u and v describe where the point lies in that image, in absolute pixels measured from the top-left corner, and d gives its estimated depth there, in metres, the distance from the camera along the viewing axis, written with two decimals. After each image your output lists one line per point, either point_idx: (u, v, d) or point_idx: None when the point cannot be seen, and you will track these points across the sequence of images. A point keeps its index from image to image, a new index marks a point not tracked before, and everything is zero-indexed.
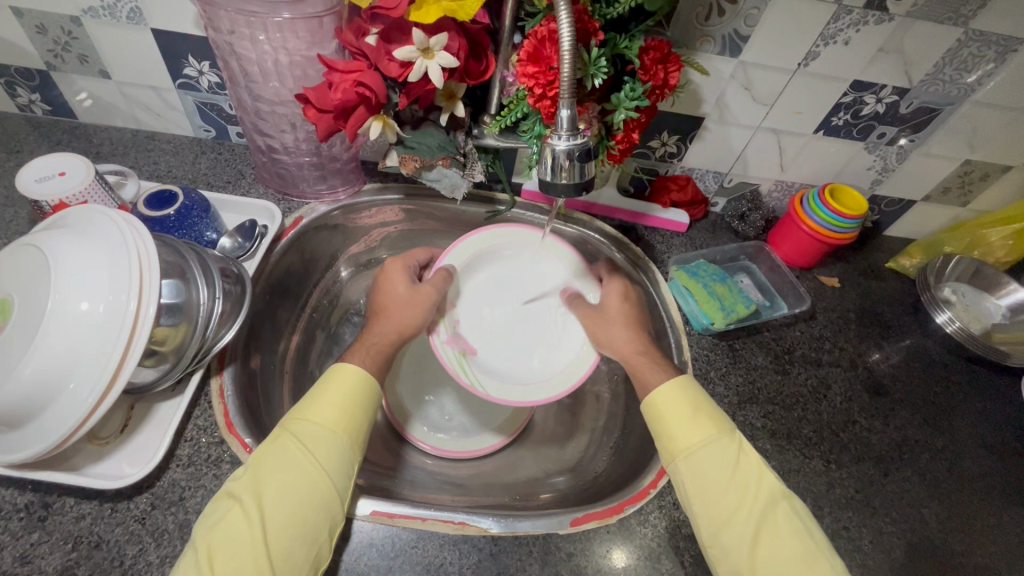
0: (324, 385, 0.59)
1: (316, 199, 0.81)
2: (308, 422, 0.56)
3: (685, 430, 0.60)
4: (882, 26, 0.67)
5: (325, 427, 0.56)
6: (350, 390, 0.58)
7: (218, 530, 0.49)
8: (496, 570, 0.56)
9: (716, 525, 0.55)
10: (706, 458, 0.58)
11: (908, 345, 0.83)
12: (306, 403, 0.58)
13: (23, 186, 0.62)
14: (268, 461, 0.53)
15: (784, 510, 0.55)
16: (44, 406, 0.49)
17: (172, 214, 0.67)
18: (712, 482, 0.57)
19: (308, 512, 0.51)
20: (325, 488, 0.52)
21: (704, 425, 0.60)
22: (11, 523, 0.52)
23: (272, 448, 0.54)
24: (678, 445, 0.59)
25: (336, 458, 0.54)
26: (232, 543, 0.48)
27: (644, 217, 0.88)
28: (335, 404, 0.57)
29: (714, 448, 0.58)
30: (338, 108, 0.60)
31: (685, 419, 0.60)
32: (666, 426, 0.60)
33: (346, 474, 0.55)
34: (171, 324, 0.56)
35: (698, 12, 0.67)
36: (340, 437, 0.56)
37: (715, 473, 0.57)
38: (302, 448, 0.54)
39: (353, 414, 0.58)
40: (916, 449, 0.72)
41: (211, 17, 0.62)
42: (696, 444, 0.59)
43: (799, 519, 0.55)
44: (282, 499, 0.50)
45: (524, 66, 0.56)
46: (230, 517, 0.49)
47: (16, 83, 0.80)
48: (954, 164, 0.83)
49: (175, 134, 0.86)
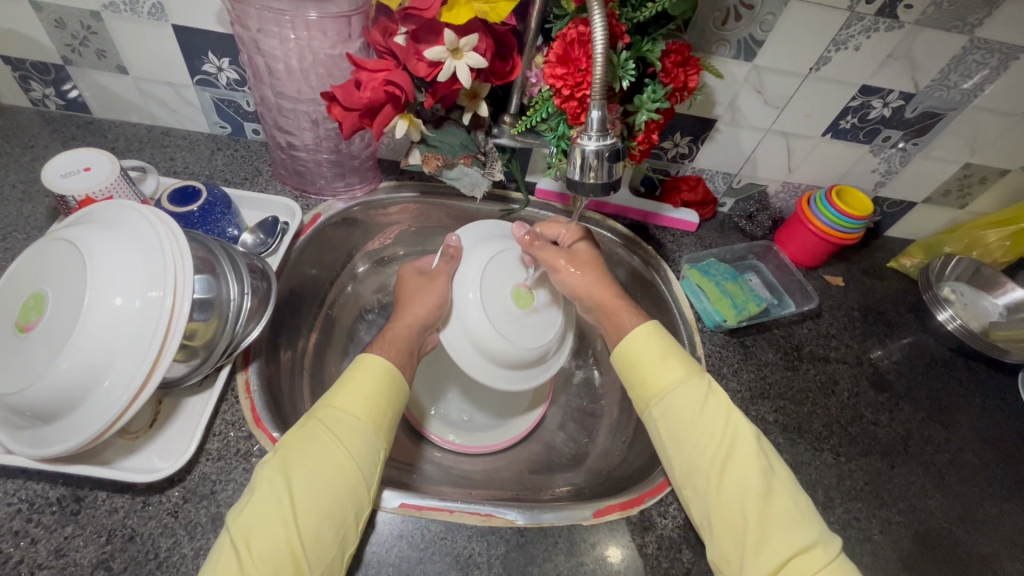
0: (349, 376, 0.60)
1: (333, 196, 0.81)
2: (334, 410, 0.57)
3: (661, 369, 0.65)
4: (892, 33, 0.69)
5: (351, 415, 0.57)
6: (374, 380, 0.59)
7: (251, 512, 0.50)
8: (523, 560, 0.58)
9: (696, 459, 0.60)
10: (682, 394, 0.63)
11: (910, 342, 0.86)
12: (332, 392, 0.59)
13: (48, 181, 0.62)
14: (296, 446, 0.54)
15: (748, 442, 0.61)
16: (80, 401, 0.49)
17: (196, 210, 0.67)
18: (687, 418, 0.62)
19: (334, 495, 0.51)
20: (351, 472, 0.53)
21: (678, 365, 0.65)
22: (44, 517, 0.52)
23: (299, 435, 0.55)
24: (657, 384, 0.64)
25: (361, 444, 0.55)
26: (262, 524, 0.49)
27: (656, 217, 0.90)
28: (359, 391, 0.58)
29: (687, 386, 0.64)
30: (366, 107, 0.61)
31: (660, 358, 0.65)
32: (646, 367, 0.65)
33: (371, 461, 0.55)
34: (202, 319, 0.57)
35: (716, 17, 0.69)
36: (365, 423, 0.57)
37: (690, 407, 0.62)
38: (330, 433, 0.55)
39: (377, 403, 0.58)
40: (921, 442, 0.75)
41: (239, 15, 0.62)
42: (672, 383, 0.64)
43: (760, 453, 0.60)
44: (310, 481, 0.51)
45: (552, 67, 0.57)
46: (259, 502, 0.50)
47: (31, 77, 0.79)
48: (955, 167, 0.86)
49: (190, 130, 0.86)
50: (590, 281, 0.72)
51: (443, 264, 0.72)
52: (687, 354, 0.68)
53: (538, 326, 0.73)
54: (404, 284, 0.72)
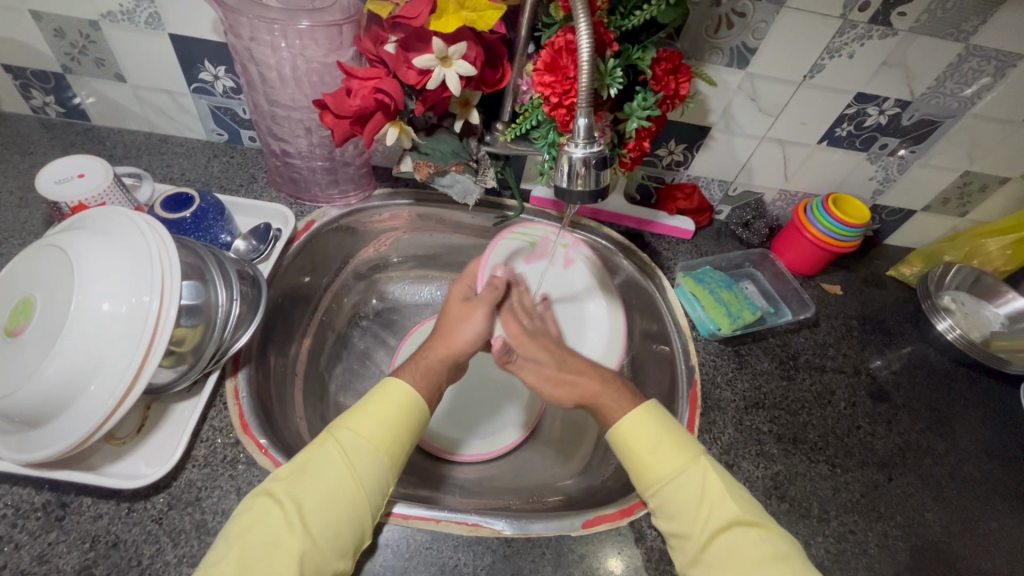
0: (371, 399, 0.58)
1: (328, 202, 0.82)
2: (353, 434, 0.55)
3: (652, 461, 0.59)
4: (886, 41, 0.69)
5: (369, 442, 0.55)
6: (396, 410, 0.58)
7: (256, 528, 0.49)
8: (509, 571, 0.57)
9: (689, 552, 0.55)
10: (671, 492, 0.57)
11: (909, 352, 0.85)
12: (352, 413, 0.57)
13: (42, 187, 0.63)
14: (310, 467, 0.53)
15: (752, 534, 0.54)
16: (65, 405, 0.49)
17: (188, 216, 0.68)
18: (681, 513, 0.56)
19: (341, 527, 0.51)
20: (361, 501, 0.52)
21: (674, 454, 0.59)
22: (29, 522, 0.52)
23: (315, 455, 0.54)
24: (648, 477, 0.59)
25: (374, 474, 0.54)
26: (265, 547, 0.48)
27: (651, 224, 0.89)
28: (379, 418, 0.57)
29: (684, 478, 0.58)
30: (356, 114, 0.61)
31: (651, 452, 0.59)
32: (634, 459, 0.60)
33: (381, 490, 0.55)
34: (190, 325, 0.57)
35: (708, 25, 0.69)
36: (380, 453, 0.55)
37: (685, 504, 0.57)
38: (345, 461, 0.53)
39: (395, 431, 0.57)
40: (919, 454, 0.73)
41: (232, 23, 0.63)
42: (665, 476, 0.58)
43: (769, 545, 0.54)
44: (321, 507, 0.51)
45: (541, 75, 0.57)
46: (266, 519, 0.50)
47: (31, 86, 0.81)
48: (954, 175, 0.85)
49: (188, 137, 0.87)
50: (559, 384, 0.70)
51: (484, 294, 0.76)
52: (683, 434, 0.61)
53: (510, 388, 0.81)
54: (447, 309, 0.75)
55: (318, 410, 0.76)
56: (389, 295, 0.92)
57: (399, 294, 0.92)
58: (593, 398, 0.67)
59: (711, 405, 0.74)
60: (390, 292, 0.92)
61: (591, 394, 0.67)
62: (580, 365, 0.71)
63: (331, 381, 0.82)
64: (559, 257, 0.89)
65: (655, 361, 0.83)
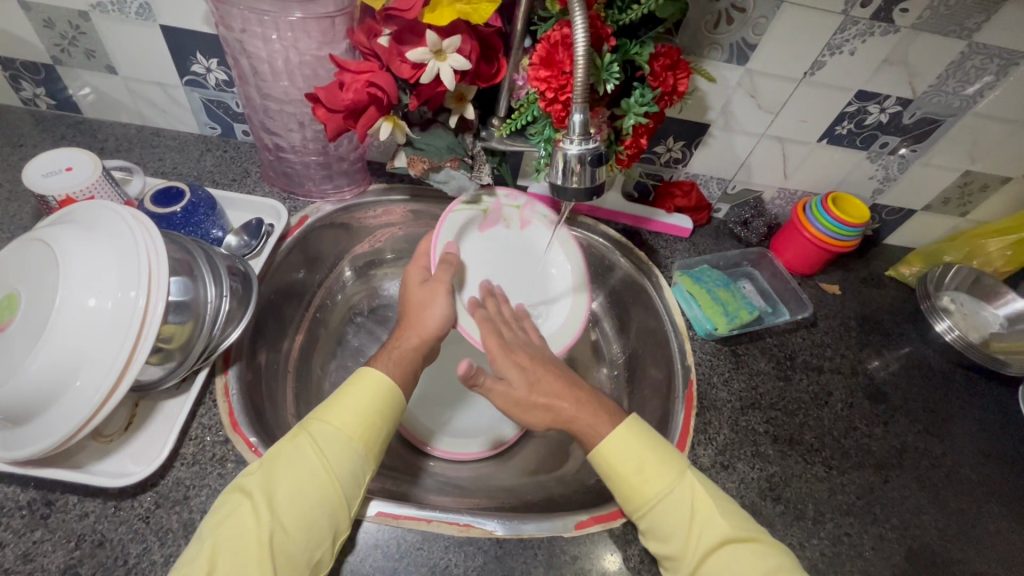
0: (347, 388, 0.58)
1: (321, 198, 0.81)
2: (325, 423, 0.55)
3: (640, 482, 0.58)
4: (887, 38, 0.68)
5: (342, 431, 0.55)
6: (368, 398, 0.57)
7: (227, 522, 0.49)
8: (501, 572, 0.56)
9: (681, 573, 0.55)
10: (662, 514, 0.56)
11: (908, 352, 0.84)
12: (327, 403, 0.57)
13: (29, 181, 0.62)
14: (283, 458, 0.52)
15: (744, 553, 0.54)
16: (50, 402, 0.49)
17: (178, 211, 0.67)
18: (671, 535, 0.56)
19: (313, 516, 0.50)
20: (335, 491, 0.52)
21: (660, 475, 0.58)
22: (14, 520, 0.51)
23: (289, 446, 0.53)
24: (635, 499, 0.58)
25: (347, 462, 0.53)
26: (238, 539, 0.47)
27: (649, 222, 0.88)
28: (351, 407, 0.56)
29: (672, 498, 0.57)
30: (349, 109, 0.60)
31: (637, 474, 0.58)
32: (621, 481, 0.59)
33: (356, 481, 0.54)
34: (178, 321, 0.56)
35: (707, 20, 0.68)
36: (355, 441, 0.55)
37: (675, 524, 0.56)
38: (318, 449, 0.53)
39: (371, 420, 0.57)
40: (916, 456, 0.73)
41: (223, 15, 0.62)
42: (653, 497, 0.57)
43: (762, 560, 0.54)
44: (293, 497, 0.50)
45: (536, 70, 0.56)
46: (237, 513, 0.49)
47: (21, 77, 0.79)
48: (954, 174, 0.84)
49: (181, 131, 0.86)
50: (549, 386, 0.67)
51: (442, 273, 0.70)
52: (670, 448, 0.61)
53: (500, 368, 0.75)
54: (407, 294, 0.71)
55: (311, 408, 0.76)
56: (383, 292, 0.91)
57: (393, 290, 0.91)
58: (566, 421, 0.64)
59: (707, 405, 0.73)
60: (384, 289, 0.91)
61: (565, 418, 0.64)
62: (555, 387, 0.66)
63: (324, 377, 0.81)
64: (514, 220, 0.83)
65: (651, 360, 0.82)
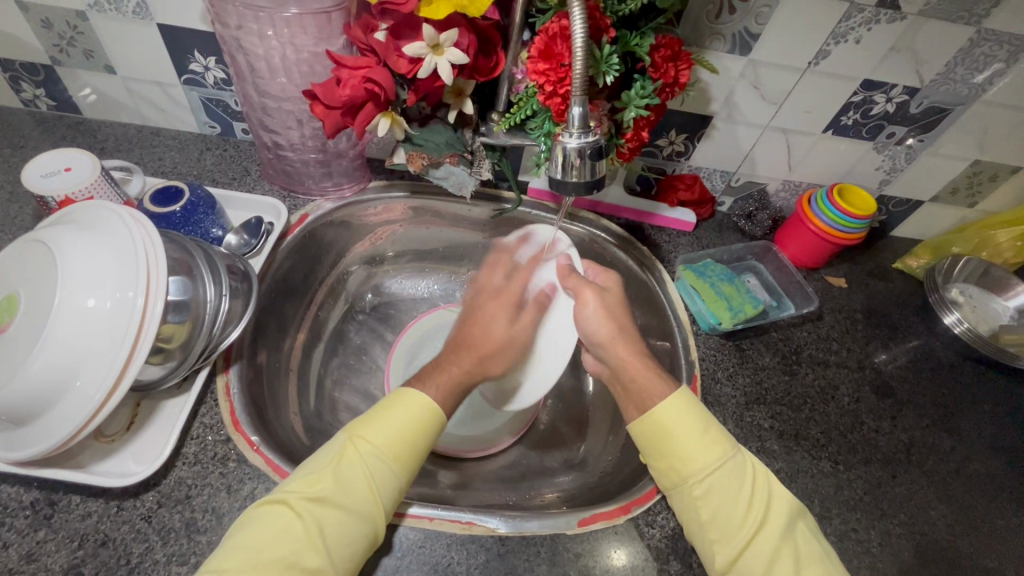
0: (393, 403, 0.58)
1: (322, 196, 0.80)
2: (368, 438, 0.55)
3: (695, 454, 0.58)
4: (894, 25, 0.67)
5: (383, 447, 0.54)
6: (416, 417, 0.57)
7: (268, 532, 0.48)
8: (504, 570, 0.56)
9: (733, 548, 0.54)
10: (718, 484, 0.56)
11: (916, 345, 0.83)
12: (371, 416, 0.57)
13: (28, 182, 0.62)
14: (324, 470, 0.52)
15: (799, 532, 0.55)
16: (50, 403, 0.49)
17: (178, 211, 0.67)
18: (727, 510, 0.55)
19: (354, 528, 0.50)
20: (374, 507, 0.52)
21: (712, 449, 0.58)
22: (17, 520, 0.52)
23: (331, 459, 0.53)
24: (690, 468, 0.57)
25: (388, 479, 0.53)
26: (278, 548, 0.48)
27: (652, 216, 0.88)
28: (396, 423, 0.56)
29: (728, 473, 0.57)
30: (347, 105, 0.59)
31: (690, 444, 0.58)
32: (673, 450, 0.58)
33: (396, 499, 0.54)
34: (177, 321, 0.56)
35: (709, 10, 0.66)
36: (396, 460, 0.54)
37: (728, 503, 0.55)
38: (359, 462, 0.53)
39: (414, 436, 0.56)
40: (924, 450, 0.72)
41: (219, 12, 0.62)
42: (708, 470, 0.57)
43: (813, 539, 0.55)
44: (335, 510, 0.50)
45: (535, 63, 0.55)
46: (277, 521, 0.49)
47: (21, 78, 0.79)
48: (964, 164, 0.82)
49: (181, 130, 0.86)
50: (606, 328, 0.68)
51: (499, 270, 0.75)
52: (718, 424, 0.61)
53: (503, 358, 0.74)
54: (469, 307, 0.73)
55: (313, 406, 0.76)
56: (385, 289, 0.91)
57: (396, 288, 0.91)
58: (624, 371, 0.66)
59: (711, 401, 0.73)
60: (386, 287, 0.91)
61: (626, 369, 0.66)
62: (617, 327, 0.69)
63: (326, 376, 0.81)
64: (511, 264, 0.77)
65: (654, 356, 0.81)
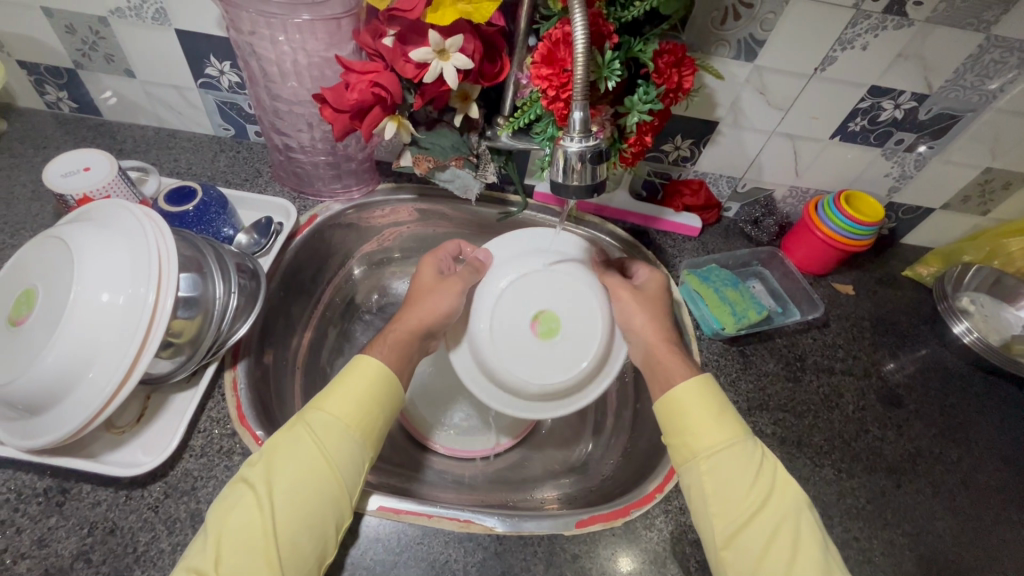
0: (346, 375, 0.59)
1: (331, 197, 0.82)
2: (322, 412, 0.56)
3: (705, 431, 0.58)
4: (901, 31, 0.66)
5: (340, 419, 0.56)
6: (367, 384, 0.58)
7: (231, 513, 0.49)
8: (500, 568, 0.57)
9: (734, 525, 0.54)
10: (725, 462, 0.56)
11: (925, 354, 0.82)
12: (327, 391, 0.58)
13: (49, 181, 0.64)
14: (281, 448, 0.53)
15: (804, 521, 0.54)
16: (64, 393, 0.50)
17: (191, 210, 0.69)
18: (731, 488, 0.55)
19: (317, 504, 0.51)
20: (335, 481, 0.52)
21: (723, 429, 0.58)
22: (30, 507, 0.53)
23: (285, 436, 0.54)
24: (697, 444, 0.58)
25: (347, 454, 0.54)
26: (243, 531, 0.48)
27: (657, 221, 0.88)
28: (349, 396, 0.57)
29: (736, 453, 0.57)
30: (355, 108, 0.61)
31: (702, 421, 0.58)
32: (682, 425, 0.59)
33: (354, 469, 0.55)
34: (187, 317, 0.58)
35: (714, 16, 0.67)
36: (353, 431, 0.56)
37: (733, 481, 0.55)
38: (314, 437, 0.54)
39: (369, 408, 0.57)
40: (931, 460, 0.71)
41: (233, 18, 0.64)
42: (716, 446, 0.57)
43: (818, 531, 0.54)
44: (294, 487, 0.51)
45: (538, 68, 0.56)
46: (241, 503, 0.50)
47: (45, 81, 0.82)
48: (975, 171, 0.82)
49: (196, 132, 0.88)
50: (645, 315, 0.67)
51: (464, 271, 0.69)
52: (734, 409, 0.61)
53: (567, 356, 0.66)
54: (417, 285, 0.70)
55: None
56: (392, 290, 0.92)
57: (402, 289, 0.92)
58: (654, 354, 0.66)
59: None
60: (392, 288, 0.92)
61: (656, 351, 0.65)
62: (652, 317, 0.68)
63: (332, 374, 0.82)
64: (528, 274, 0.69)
65: None
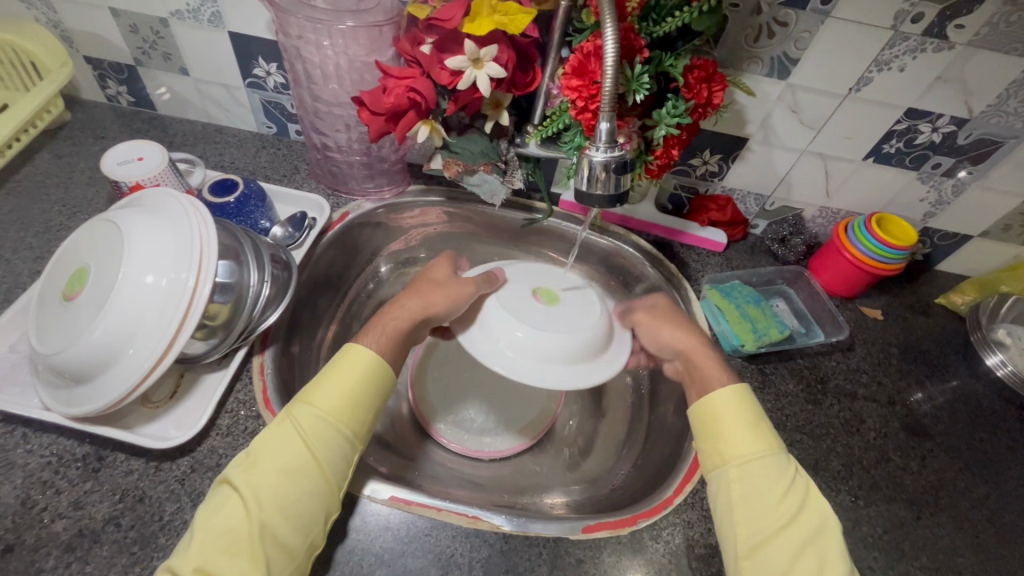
0: (332, 367, 0.59)
1: (363, 196, 0.85)
2: (307, 408, 0.56)
3: (739, 439, 0.58)
4: (941, 54, 0.65)
5: (324, 414, 0.56)
6: (352, 378, 0.58)
7: (218, 513, 0.51)
8: (504, 567, 0.57)
9: (759, 535, 0.53)
10: (755, 472, 0.56)
11: (955, 385, 0.79)
12: (313, 385, 0.58)
13: (106, 168, 0.69)
14: (267, 444, 0.54)
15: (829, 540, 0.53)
16: (106, 366, 0.54)
17: (232, 202, 0.73)
18: (758, 498, 0.55)
19: (302, 500, 0.52)
20: (319, 477, 0.54)
21: (757, 440, 0.57)
22: (69, 470, 0.57)
23: (272, 432, 0.55)
24: (729, 452, 0.57)
25: (332, 449, 0.55)
26: (230, 529, 0.50)
27: (682, 234, 0.88)
28: (335, 390, 0.57)
29: (767, 466, 0.56)
30: (391, 112, 0.63)
31: (737, 429, 0.58)
32: (716, 431, 0.59)
33: (340, 463, 0.56)
34: (222, 301, 0.61)
35: (747, 33, 0.67)
36: (340, 426, 0.56)
37: (762, 492, 0.55)
38: (298, 434, 0.55)
39: (354, 403, 0.57)
40: (955, 494, 0.69)
41: (282, 23, 0.67)
42: (747, 456, 0.57)
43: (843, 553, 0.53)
44: (277, 486, 0.52)
45: (568, 79, 0.58)
46: (227, 504, 0.51)
47: (107, 76, 0.88)
48: (1017, 200, 0.79)
49: (241, 129, 0.93)
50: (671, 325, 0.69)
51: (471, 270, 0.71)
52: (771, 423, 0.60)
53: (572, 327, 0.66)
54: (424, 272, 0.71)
55: None
56: None
57: None
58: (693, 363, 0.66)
59: None
60: None
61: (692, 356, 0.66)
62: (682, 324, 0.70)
63: None
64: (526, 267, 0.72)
65: None
